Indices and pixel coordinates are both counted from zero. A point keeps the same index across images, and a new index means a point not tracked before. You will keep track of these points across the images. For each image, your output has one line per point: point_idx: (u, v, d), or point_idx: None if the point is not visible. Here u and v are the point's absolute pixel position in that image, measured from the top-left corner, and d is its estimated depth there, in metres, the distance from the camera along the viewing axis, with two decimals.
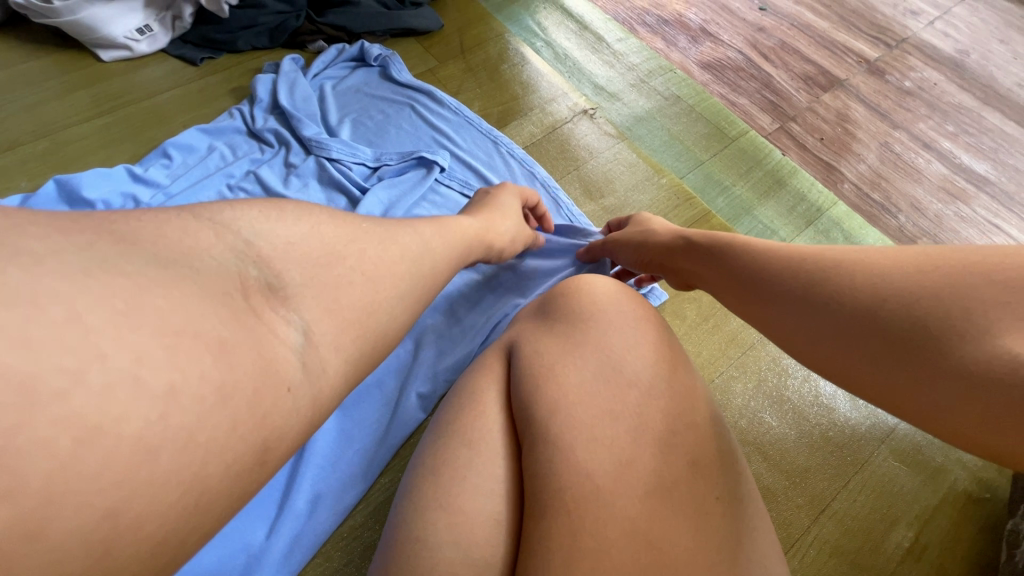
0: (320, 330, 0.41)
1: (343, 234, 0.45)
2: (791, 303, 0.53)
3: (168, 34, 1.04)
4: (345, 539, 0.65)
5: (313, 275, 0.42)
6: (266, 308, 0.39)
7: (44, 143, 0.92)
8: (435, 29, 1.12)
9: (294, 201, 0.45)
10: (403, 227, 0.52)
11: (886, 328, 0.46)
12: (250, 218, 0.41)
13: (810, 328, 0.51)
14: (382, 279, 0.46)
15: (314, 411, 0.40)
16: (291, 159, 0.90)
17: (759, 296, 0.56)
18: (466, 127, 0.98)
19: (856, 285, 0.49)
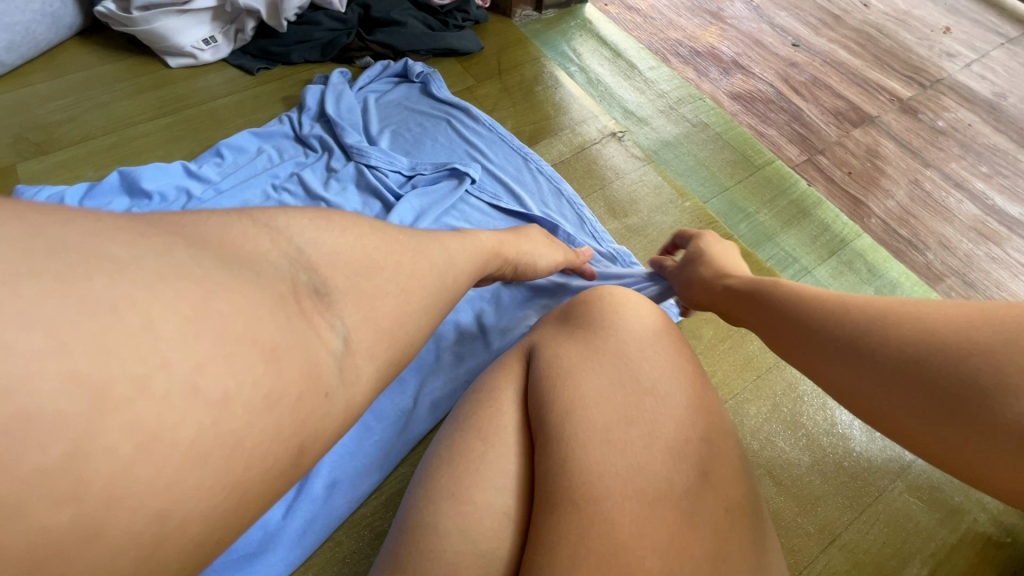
0: (358, 336, 0.41)
1: (382, 246, 0.47)
2: (832, 353, 0.52)
3: (230, 46, 1.12)
4: (351, 529, 0.66)
5: (356, 280, 0.43)
6: (317, 307, 0.40)
7: (112, 137, 1.00)
8: (475, 51, 1.18)
9: (343, 213, 0.47)
10: (434, 240, 0.53)
11: (936, 384, 0.45)
12: (301, 226, 0.43)
13: (856, 381, 0.50)
14: (416, 287, 0.47)
15: (349, 411, 0.41)
16: (332, 164, 0.96)
17: (798, 343, 0.56)
18: (498, 143, 1.03)
19: (901, 338, 0.48)
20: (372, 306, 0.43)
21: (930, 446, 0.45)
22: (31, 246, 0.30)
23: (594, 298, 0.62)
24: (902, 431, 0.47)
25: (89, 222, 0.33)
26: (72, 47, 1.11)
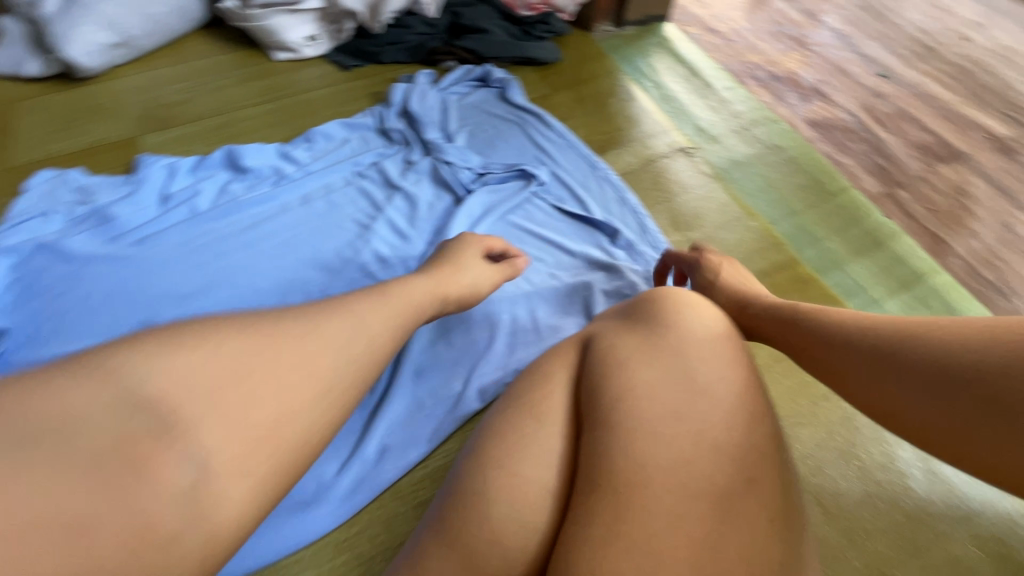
0: (218, 458, 0.42)
1: (250, 348, 0.46)
2: (870, 374, 0.56)
3: (329, 44, 1.22)
4: (396, 499, 0.69)
5: (216, 399, 0.43)
6: (161, 448, 0.40)
7: (220, 118, 1.11)
8: (553, 61, 1.22)
9: (203, 327, 0.46)
10: (330, 316, 0.52)
11: (971, 402, 0.50)
12: (136, 362, 0.42)
13: (893, 399, 0.54)
14: (301, 386, 0.47)
15: (213, 539, 0.41)
16: (411, 157, 1.02)
17: (833, 362, 0.59)
18: (568, 150, 1.06)
19: (935, 359, 0.52)
20: (239, 425, 0.43)
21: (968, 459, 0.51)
22: None
23: (657, 299, 0.62)
24: (939, 444, 0.52)
25: None
26: (194, 38, 1.25)
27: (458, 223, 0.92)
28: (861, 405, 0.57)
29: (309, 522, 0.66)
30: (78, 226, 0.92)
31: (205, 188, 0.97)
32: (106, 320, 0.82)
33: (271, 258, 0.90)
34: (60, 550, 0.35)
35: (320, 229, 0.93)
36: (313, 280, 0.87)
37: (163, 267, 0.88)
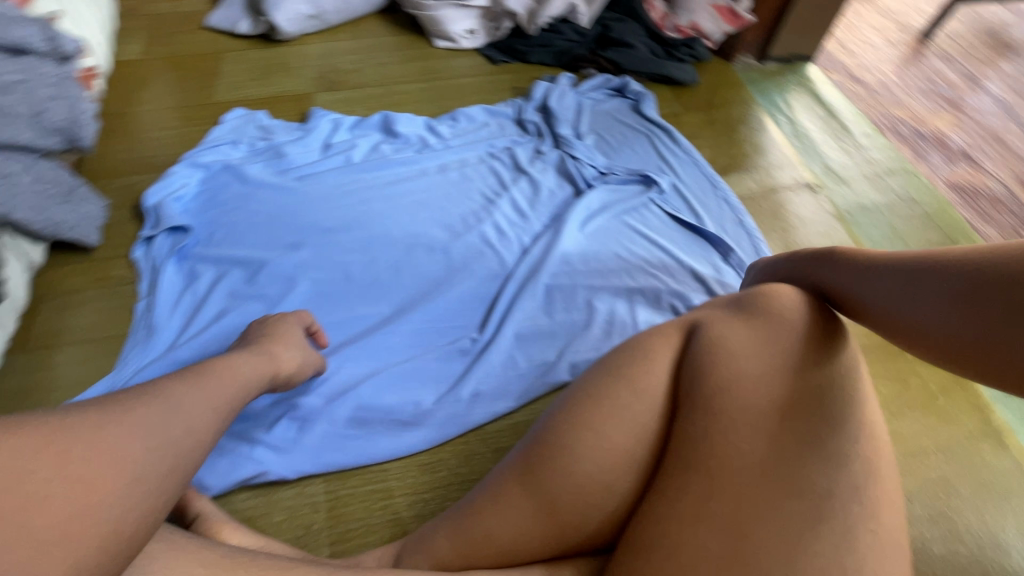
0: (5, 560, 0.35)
1: (42, 437, 0.38)
2: (900, 292, 0.53)
3: (485, 39, 1.33)
4: (476, 444, 0.76)
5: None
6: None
7: (380, 89, 1.25)
8: (690, 83, 1.26)
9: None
10: (148, 401, 0.46)
11: (1014, 299, 0.46)
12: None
13: (925, 312, 0.51)
14: (104, 477, 0.40)
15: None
16: (541, 148, 1.10)
17: (861, 287, 0.56)
18: (691, 166, 1.10)
19: (970, 265, 0.49)
20: (12, 531, 0.35)
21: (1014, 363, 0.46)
22: None
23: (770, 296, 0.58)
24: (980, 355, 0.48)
25: None
26: (370, 19, 1.42)
27: (575, 214, 0.98)
28: (892, 328, 0.53)
29: (396, 442, 0.74)
30: (256, 157, 1.08)
31: (361, 144, 1.11)
32: (267, 236, 0.97)
33: (406, 212, 1.01)
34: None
35: (452, 196, 1.03)
36: (438, 238, 0.97)
37: (316, 203, 1.02)
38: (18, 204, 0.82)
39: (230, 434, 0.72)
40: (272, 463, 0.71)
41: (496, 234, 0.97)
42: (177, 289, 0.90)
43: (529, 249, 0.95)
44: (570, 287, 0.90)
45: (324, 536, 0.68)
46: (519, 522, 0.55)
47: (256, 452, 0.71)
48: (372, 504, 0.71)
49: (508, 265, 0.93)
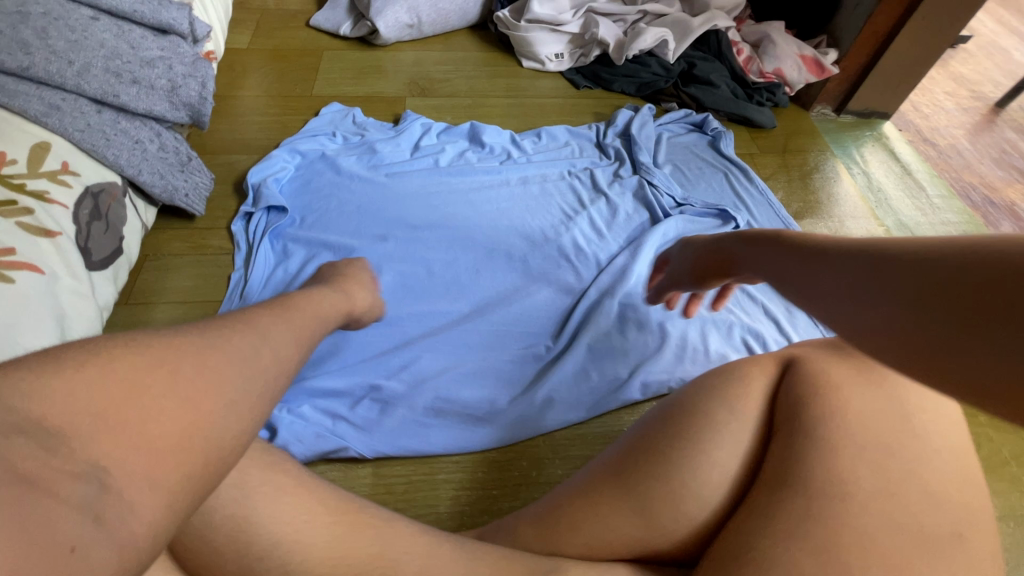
0: (123, 469, 0.32)
1: (152, 352, 0.36)
2: (852, 284, 0.39)
3: (570, 63, 1.37)
4: (546, 449, 0.78)
5: (109, 421, 0.33)
6: (69, 486, 0.30)
7: (467, 101, 1.31)
8: (767, 126, 1.28)
9: (79, 346, 0.35)
10: (240, 330, 0.42)
11: (992, 295, 0.31)
12: (17, 384, 0.32)
13: (881, 309, 0.36)
14: (207, 394, 0.36)
15: (131, 544, 0.31)
16: (620, 172, 1.14)
17: (812, 287, 0.43)
18: (765, 206, 1.12)
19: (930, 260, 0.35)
20: (136, 434, 0.33)
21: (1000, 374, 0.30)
22: None
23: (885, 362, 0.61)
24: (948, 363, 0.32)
25: None
26: (462, 33, 1.48)
27: (652, 238, 1.00)
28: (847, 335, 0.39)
29: (469, 435, 0.77)
30: (350, 150, 1.14)
31: (448, 150, 1.16)
32: (357, 226, 1.02)
33: (488, 218, 1.05)
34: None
35: (532, 208, 1.07)
36: (517, 246, 1.00)
37: (402, 200, 1.06)
38: (144, 169, 0.88)
39: (315, 409, 0.76)
40: (353, 441, 0.74)
41: (574, 249, 1.00)
42: (270, 264, 0.96)
43: (604, 267, 0.97)
44: (643, 308, 0.92)
45: (411, 507, 0.71)
46: (616, 530, 0.56)
47: (339, 429, 0.75)
48: (444, 493, 0.73)
49: (585, 280, 0.96)
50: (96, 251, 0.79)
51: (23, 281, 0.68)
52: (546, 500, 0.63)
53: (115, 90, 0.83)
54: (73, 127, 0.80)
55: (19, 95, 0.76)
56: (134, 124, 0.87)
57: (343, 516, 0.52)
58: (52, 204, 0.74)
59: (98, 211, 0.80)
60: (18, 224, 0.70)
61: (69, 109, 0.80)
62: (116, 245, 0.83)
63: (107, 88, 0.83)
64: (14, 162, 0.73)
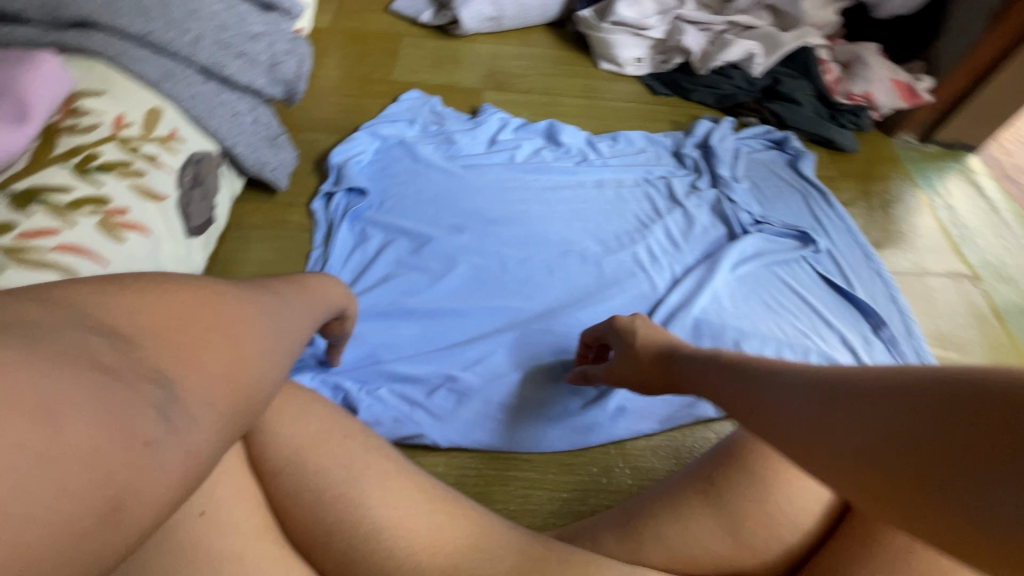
0: (190, 382, 0.29)
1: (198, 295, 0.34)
2: (807, 414, 0.37)
3: (649, 69, 1.36)
4: (617, 458, 0.78)
5: (172, 339, 0.30)
6: (145, 388, 0.27)
7: (544, 99, 1.30)
8: (848, 150, 1.25)
9: (134, 277, 0.33)
10: (276, 302, 0.41)
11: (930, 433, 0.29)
12: (88, 293, 0.29)
13: (860, 440, 0.33)
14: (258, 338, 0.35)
15: (194, 459, 0.28)
16: (698, 184, 1.12)
17: (782, 409, 0.40)
18: (844, 232, 1.09)
19: (875, 390, 0.33)
20: (203, 359, 0.31)
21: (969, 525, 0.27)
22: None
23: None
24: (919, 502, 0.29)
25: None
26: (539, 29, 1.46)
27: (730, 255, 0.99)
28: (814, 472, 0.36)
29: (539, 435, 0.77)
30: (428, 139, 1.14)
31: (524, 146, 1.15)
32: (434, 215, 1.02)
33: (562, 219, 1.04)
34: (22, 429, 0.23)
35: (608, 212, 1.06)
36: (592, 250, 0.99)
37: (477, 192, 1.06)
38: (240, 141, 0.89)
39: (392, 395, 0.78)
40: (429, 428, 0.76)
41: (648, 258, 0.99)
42: (349, 245, 0.97)
43: (680, 278, 0.96)
44: (719, 322, 0.91)
45: (491, 496, 0.73)
46: (703, 544, 0.55)
47: (414, 419, 0.77)
48: (514, 491, 0.73)
49: (659, 290, 0.95)
50: (194, 217, 0.81)
51: (133, 242, 0.69)
52: (624, 507, 0.63)
53: (223, 62, 0.85)
54: (183, 95, 0.81)
55: (138, 60, 0.77)
56: (234, 97, 0.89)
57: (443, 506, 0.52)
58: (161, 168, 0.76)
59: (198, 179, 0.82)
60: (131, 185, 0.71)
61: (180, 77, 0.81)
62: (209, 213, 0.84)
63: (216, 59, 0.84)
64: (130, 125, 0.74)
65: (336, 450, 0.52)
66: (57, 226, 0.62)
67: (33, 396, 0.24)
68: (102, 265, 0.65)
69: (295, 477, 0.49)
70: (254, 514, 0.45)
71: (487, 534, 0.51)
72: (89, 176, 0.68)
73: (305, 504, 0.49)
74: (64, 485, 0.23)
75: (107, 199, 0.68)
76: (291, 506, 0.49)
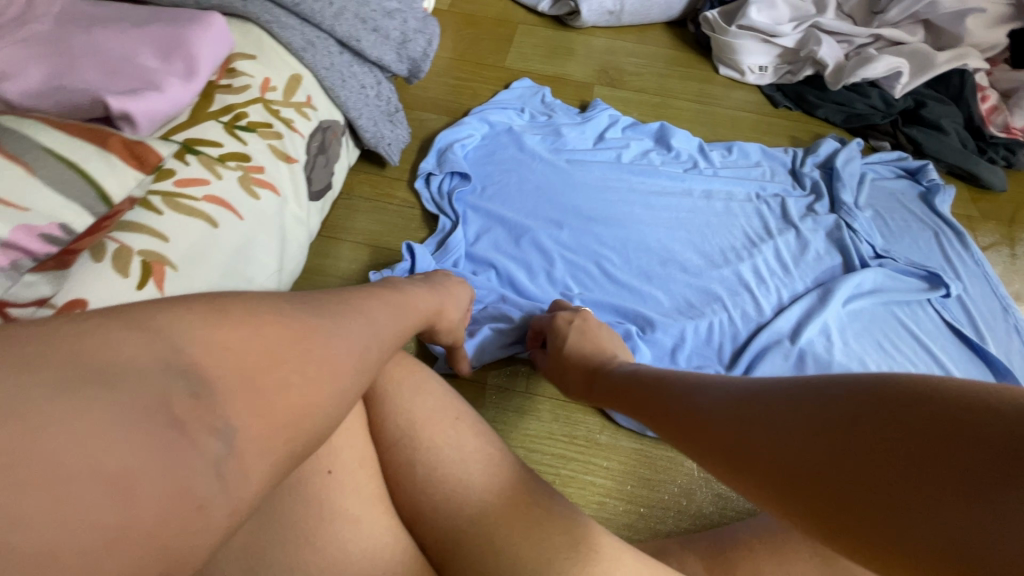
0: (249, 437, 0.32)
1: (273, 327, 0.36)
2: (751, 431, 0.43)
3: (772, 79, 1.27)
4: (699, 483, 0.74)
5: (251, 382, 0.33)
6: (204, 440, 0.30)
7: (657, 99, 1.25)
8: (995, 189, 1.12)
9: (233, 302, 0.36)
10: (344, 306, 0.42)
11: (859, 443, 0.37)
12: (184, 326, 0.33)
13: (802, 445, 0.40)
14: (326, 378, 0.37)
15: (239, 511, 0.31)
16: (816, 207, 1.04)
17: (725, 418, 0.46)
18: (981, 279, 0.98)
19: (809, 400, 0.41)
20: (260, 402, 0.33)
21: (885, 541, 0.34)
22: (74, 366, 0.28)
23: None
24: (849, 519, 0.36)
25: (85, 326, 0.30)
26: (659, 28, 1.41)
27: (845, 288, 0.91)
28: (753, 480, 0.42)
29: (615, 446, 0.76)
30: (535, 129, 1.13)
31: (633, 146, 1.12)
32: (534, 206, 1.01)
33: (664, 226, 1.00)
34: (91, 494, 0.26)
35: (714, 225, 1.01)
36: (693, 262, 0.96)
37: (577, 189, 1.04)
38: (364, 113, 0.92)
39: (480, 385, 0.81)
40: (513, 410, 0.79)
41: (755, 278, 0.94)
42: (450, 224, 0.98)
43: (786, 305, 0.91)
44: (827, 356, 0.85)
45: (574, 491, 0.72)
46: None
47: (494, 410, 0.78)
48: (589, 496, 0.72)
49: (765, 314, 0.90)
50: (316, 182, 0.84)
51: (265, 199, 0.72)
52: (712, 534, 0.62)
53: (359, 35, 0.88)
54: (321, 65, 0.85)
55: (287, 27, 0.82)
56: (363, 70, 0.92)
57: (529, 512, 0.52)
58: (295, 133, 0.79)
59: (324, 146, 0.85)
60: (269, 145, 0.75)
61: (321, 47, 0.85)
62: (328, 179, 0.87)
63: (353, 32, 0.87)
64: (274, 89, 0.79)
65: (447, 431, 0.57)
66: (207, 177, 0.67)
67: (99, 463, 0.27)
68: (239, 219, 0.68)
69: (408, 449, 0.55)
70: (374, 482, 0.51)
71: (584, 536, 0.52)
72: (236, 134, 0.72)
73: (416, 478, 0.54)
74: (121, 558, 0.27)
75: (249, 157, 0.72)
76: (401, 479, 0.54)
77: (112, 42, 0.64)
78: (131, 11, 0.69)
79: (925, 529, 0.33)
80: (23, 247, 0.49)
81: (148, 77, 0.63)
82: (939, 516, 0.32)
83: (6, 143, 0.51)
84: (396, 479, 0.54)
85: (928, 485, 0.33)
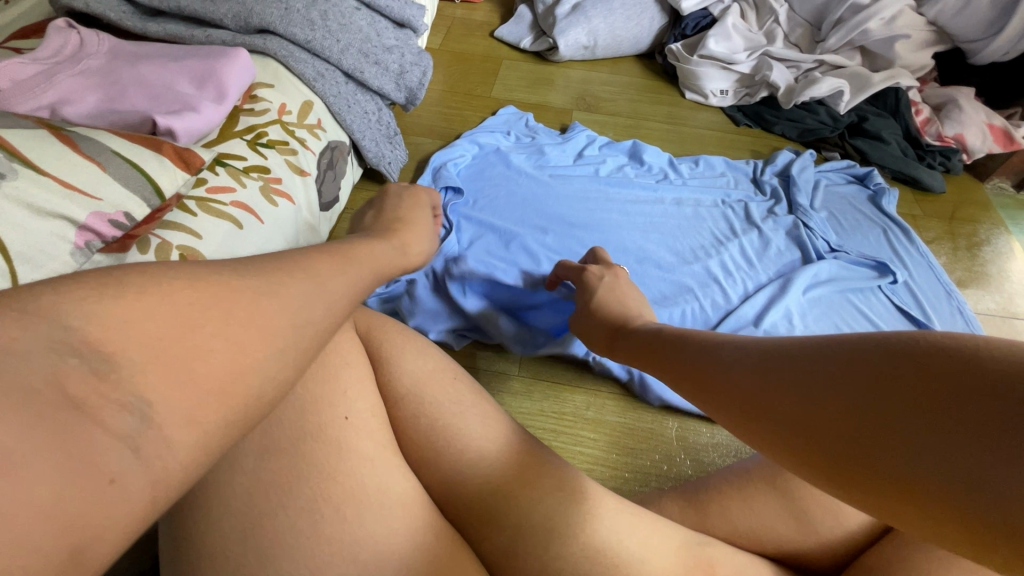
0: (163, 406, 0.30)
1: (197, 298, 0.33)
2: (761, 386, 0.41)
3: (732, 100, 1.41)
4: (678, 449, 0.82)
5: (162, 352, 0.31)
6: (111, 417, 0.29)
7: (629, 121, 1.38)
8: (935, 190, 1.24)
9: (136, 269, 0.33)
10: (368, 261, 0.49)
11: (872, 388, 0.34)
12: (73, 305, 0.30)
13: (813, 393, 0.38)
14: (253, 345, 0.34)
15: (161, 485, 0.30)
16: (776, 209, 1.16)
17: (734, 371, 0.45)
18: (926, 268, 1.08)
19: (820, 352, 0.39)
20: (180, 372, 0.31)
21: (898, 484, 0.32)
22: None
23: None
24: (863, 465, 0.33)
25: None
26: (629, 61, 1.56)
27: (803, 277, 1.01)
28: (764, 438, 0.40)
29: (602, 421, 0.84)
30: (521, 149, 1.25)
31: (609, 162, 1.24)
32: (521, 215, 1.12)
33: (641, 230, 1.11)
34: None
35: (685, 227, 1.12)
36: (667, 259, 1.06)
37: (560, 197, 1.15)
38: (367, 135, 1.03)
39: (478, 368, 0.89)
40: (509, 386, 0.87)
41: (722, 271, 1.04)
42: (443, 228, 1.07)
43: (752, 294, 1.00)
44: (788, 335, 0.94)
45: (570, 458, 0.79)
46: (759, 518, 0.62)
47: (493, 390, 0.86)
48: (580, 463, 0.79)
49: (732, 302, 1.00)
50: (325, 195, 0.94)
51: (282, 207, 0.81)
52: (687, 487, 0.69)
53: (362, 67, 1.00)
54: (330, 92, 0.96)
55: (300, 61, 0.93)
56: (366, 98, 1.04)
57: (518, 459, 0.60)
58: (308, 150, 0.89)
59: (332, 163, 0.96)
60: (286, 160, 0.85)
61: (330, 78, 0.97)
62: (336, 193, 0.98)
63: (357, 65, 0.99)
64: (290, 113, 0.90)
65: (447, 389, 0.64)
66: (233, 185, 0.76)
67: None
68: (260, 223, 0.77)
69: (412, 404, 0.62)
70: (380, 429, 0.57)
71: (568, 479, 0.60)
72: (258, 150, 0.82)
73: (420, 432, 0.61)
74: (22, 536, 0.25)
75: (269, 169, 0.82)
76: (408, 426, 0.62)
77: (154, 74, 0.75)
78: (168, 49, 0.80)
79: (944, 469, 0.30)
80: (97, 231, 0.60)
81: (185, 100, 0.74)
82: (958, 458, 0.29)
83: (82, 145, 0.62)
84: (404, 429, 0.62)
85: (933, 422, 0.31)
